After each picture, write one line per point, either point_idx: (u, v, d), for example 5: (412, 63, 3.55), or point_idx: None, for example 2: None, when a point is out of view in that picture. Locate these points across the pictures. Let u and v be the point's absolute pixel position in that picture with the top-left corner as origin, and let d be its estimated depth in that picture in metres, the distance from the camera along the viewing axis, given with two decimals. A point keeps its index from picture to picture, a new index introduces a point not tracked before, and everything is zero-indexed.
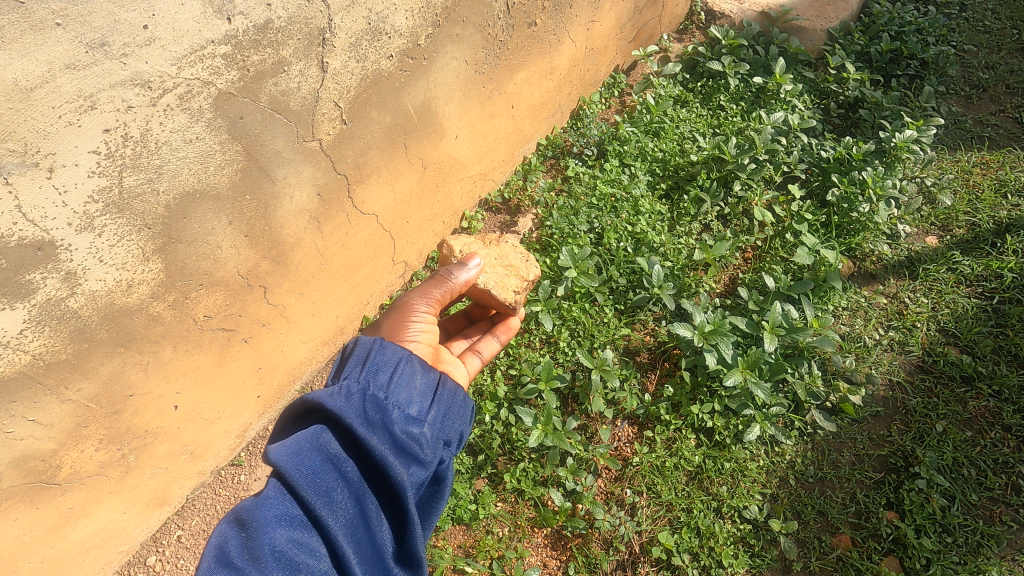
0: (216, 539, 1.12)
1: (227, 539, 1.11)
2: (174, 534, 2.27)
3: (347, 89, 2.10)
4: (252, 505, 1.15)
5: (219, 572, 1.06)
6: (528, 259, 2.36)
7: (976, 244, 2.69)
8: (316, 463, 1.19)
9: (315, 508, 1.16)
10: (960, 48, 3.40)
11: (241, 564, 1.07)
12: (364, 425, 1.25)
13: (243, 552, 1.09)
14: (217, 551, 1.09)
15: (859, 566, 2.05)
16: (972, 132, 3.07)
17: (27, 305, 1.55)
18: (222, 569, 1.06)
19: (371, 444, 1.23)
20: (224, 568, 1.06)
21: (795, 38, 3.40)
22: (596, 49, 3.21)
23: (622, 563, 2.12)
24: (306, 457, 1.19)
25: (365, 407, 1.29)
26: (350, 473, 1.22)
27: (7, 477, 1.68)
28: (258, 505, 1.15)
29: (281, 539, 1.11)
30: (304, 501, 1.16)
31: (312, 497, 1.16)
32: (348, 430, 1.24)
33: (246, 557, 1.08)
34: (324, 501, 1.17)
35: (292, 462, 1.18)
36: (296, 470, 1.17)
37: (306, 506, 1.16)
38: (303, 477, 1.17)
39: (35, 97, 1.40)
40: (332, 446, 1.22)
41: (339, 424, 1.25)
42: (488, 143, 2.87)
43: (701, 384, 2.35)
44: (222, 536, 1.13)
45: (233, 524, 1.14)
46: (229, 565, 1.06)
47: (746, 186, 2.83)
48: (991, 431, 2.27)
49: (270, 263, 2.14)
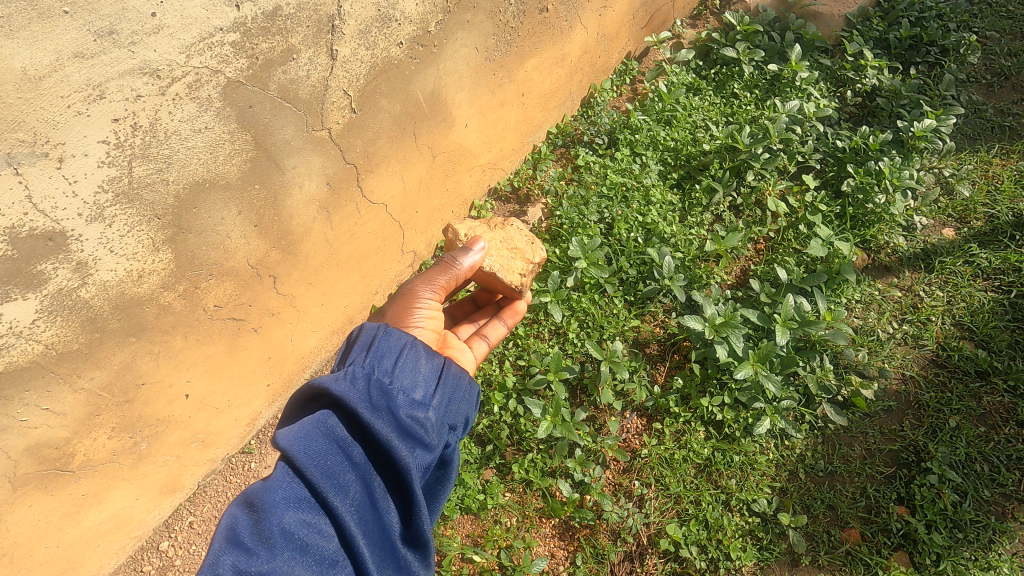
0: (226, 521, 1.12)
1: (236, 520, 1.11)
2: (187, 520, 2.30)
3: (357, 76, 2.07)
4: (260, 488, 1.15)
5: (229, 553, 1.06)
6: (534, 243, 2.36)
7: (994, 236, 2.64)
8: (324, 447, 1.19)
9: (323, 490, 1.16)
10: (983, 35, 3.29)
11: (251, 544, 1.07)
12: (370, 409, 1.25)
13: (253, 533, 1.09)
14: (227, 533, 1.10)
15: (868, 561, 2.06)
16: (993, 121, 3.00)
17: (39, 296, 1.56)
18: (232, 550, 1.06)
19: (376, 428, 1.23)
20: (234, 548, 1.06)
21: (812, 23, 3.33)
22: (607, 35, 3.16)
23: (630, 554, 2.14)
24: (314, 441, 1.19)
25: (370, 391, 1.29)
26: (357, 457, 1.22)
27: (22, 465, 1.70)
28: (267, 488, 1.15)
29: (289, 521, 1.11)
30: (312, 484, 1.16)
31: (320, 481, 1.16)
32: (354, 415, 1.23)
33: (256, 537, 1.08)
34: (331, 483, 1.17)
35: (298, 446, 1.18)
36: (304, 454, 1.17)
37: (315, 490, 1.16)
38: (310, 460, 1.17)
39: (44, 86, 1.40)
40: (338, 430, 1.22)
41: (345, 408, 1.24)
42: (498, 131, 2.84)
43: (711, 377, 2.35)
44: (231, 518, 1.13)
45: (242, 507, 1.14)
46: (239, 545, 1.07)
47: (759, 176, 2.79)
48: (1005, 427, 2.24)
49: (279, 253, 2.14)
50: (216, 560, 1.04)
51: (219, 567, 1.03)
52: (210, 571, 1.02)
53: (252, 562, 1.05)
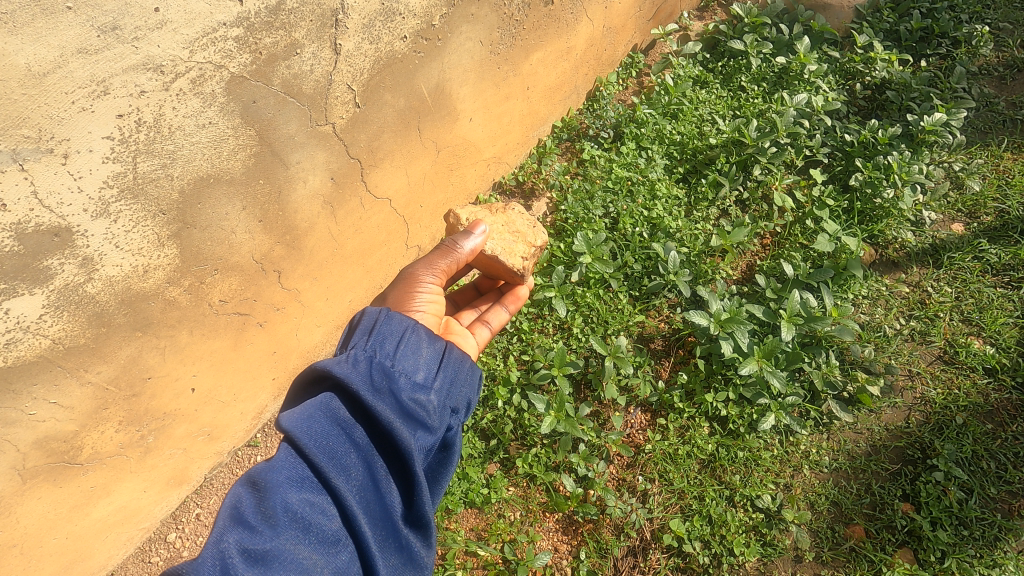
0: (231, 499, 1.14)
1: (240, 499, 1.13)
2: (193, 512, 2.32)
3: (360, 71, 2.07)
4: (264, 469, 1.16)
5: (233, 531, 1.07)
6: (535, 226, 2.34)
7: (1004, 232, 2.61)
8: (326, 428, 1.20)
9: (325, 471, 1.16)
10: (996, 26, 3.22)
11: (254, 522, 1.09)
12: (371, 392, 1.26)
13: (256, 511, 1.11)
14: (231, 512, 1.11)
15: (872, 558, 2.05)
16: (1005, 115, 2.95)
17: (45, 291, 1.57)
18: (236, 528, 1.07)
19: (377, 409, 1.24)
20: (237, 526, 1.08)
21: (820, 15, 3.30)
22: (613, 28, 3.13)
23: (633, 549, 2.15)
24: (316, 422, 1.20)
25: (372, 374, 1.30)
26: (359, 438, 1.22)
27: (31, 458, 1.72)
28: (270, 468, 1.16)
29: (292, 500, 1.13)
30: (314, 465, 1.17)
31: (321, 461, 1.17)
32: (356, 397, 1.24)
33: (259, 516, 1.10)
34: (333, 464, 1.18)
35: (301, 427, 1.19)
36: (307, 435, 1.18)
37: (317, 470, 1.17)
38: (313, 441, 1.18)
39: (48, 83, 1.40)
40: (340, 412, 1.23)
41: (345, 390, 1.25)
42: (502, 125, 2.83)
43: (715, 372, 2.34)
44: (235, 497, 1.14)
45: (247, 486, 1.15)
46: (242, 523, 1.08)
47: (766, 170, 2.78)
48: (1013, 424, 2.22)
49: (284, 248, 2.14)
50: (220, 538, 1.05)
51: (223, 544, 1.04)
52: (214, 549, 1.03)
53: (255, 540, 1.06)
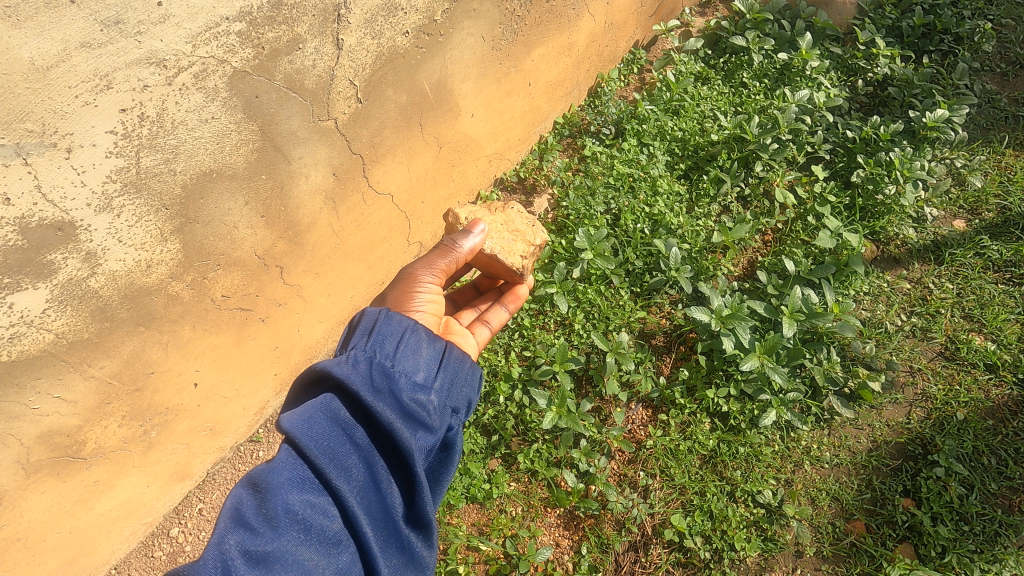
0: (232, 500, 1.14)
1: (241, 500, 1.13)
2: (196, 507, 2.33)
3: (362, 66, 2.07)
4: (265, 470, 1.17)
5: (234, 531, 1.08)
6: (535, 225, 2.34)
7: (1005, 228, 2.61)
8: (327, 429, 1.20)
9: (326, 472, 1.17)
10: (998, 22, 3.20)
11: (255, 523, 1.09)
12: (372, 392, 1.26)
13: (257, 512, 1.11)
14: (232, 513, 1.11)
15: (872, 553, 2.06)
16: (1007, 111, 2.95)
17: (49, 285, 1.57)
18: (237, 529, 1.08)
19: (377, 410, 1.24)
20: (238, 527, 1.08)
21: (823, 11, 3.29)
22: (615, 24, 3.13)
23: (634, 544, 2.16)
24: (317, 423, 1.20)
25: (372, 375, 1.30)
26: (360, 439, 1.23)
27: (34, 452, 1.72)
28: (271, 469, 1.17)
29: (294, 501, 1.13)
30: (314, 466, 1.17)
31: (322, 462, 1.17)
32: (356, 397, 1.24)
33: (260, 517, 1.10)
34: (334, 464, 1.18)
35: (301, 428, 1.19)
36: (307, 436, 1.18)
37: (318, 471, 1.17)
38: (314, 442, 1.18)
39: (52, 76, 1.40)
40: (341, 413, 1.23)
41: (346, 391, 1.25)
42: (504, 122, 2.83)
43: (717, 368, 2.34)
44: (237, 498, 1.15)
45: (248, 488, 1.16)
46: (243, 524, 1.09)
47: (768, 167, 2.78)
48: (1013, 420, 2.23)
49: (286, 244, 2.14)
50: (221, 538, 1.06)
51: (225, 545, 1.05)
52: (216, 549, 1.04)
53: (256, 542, 1.07)
